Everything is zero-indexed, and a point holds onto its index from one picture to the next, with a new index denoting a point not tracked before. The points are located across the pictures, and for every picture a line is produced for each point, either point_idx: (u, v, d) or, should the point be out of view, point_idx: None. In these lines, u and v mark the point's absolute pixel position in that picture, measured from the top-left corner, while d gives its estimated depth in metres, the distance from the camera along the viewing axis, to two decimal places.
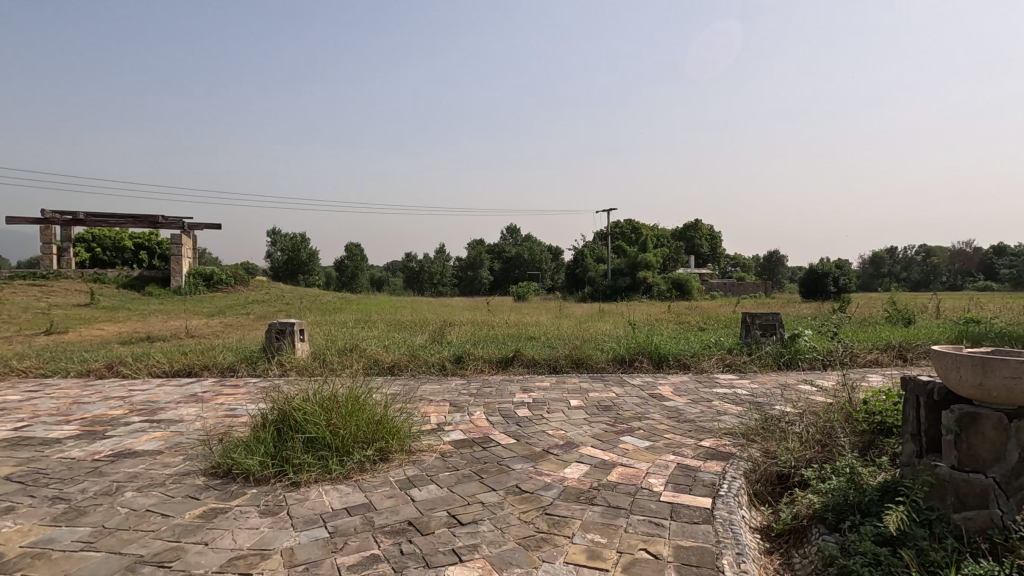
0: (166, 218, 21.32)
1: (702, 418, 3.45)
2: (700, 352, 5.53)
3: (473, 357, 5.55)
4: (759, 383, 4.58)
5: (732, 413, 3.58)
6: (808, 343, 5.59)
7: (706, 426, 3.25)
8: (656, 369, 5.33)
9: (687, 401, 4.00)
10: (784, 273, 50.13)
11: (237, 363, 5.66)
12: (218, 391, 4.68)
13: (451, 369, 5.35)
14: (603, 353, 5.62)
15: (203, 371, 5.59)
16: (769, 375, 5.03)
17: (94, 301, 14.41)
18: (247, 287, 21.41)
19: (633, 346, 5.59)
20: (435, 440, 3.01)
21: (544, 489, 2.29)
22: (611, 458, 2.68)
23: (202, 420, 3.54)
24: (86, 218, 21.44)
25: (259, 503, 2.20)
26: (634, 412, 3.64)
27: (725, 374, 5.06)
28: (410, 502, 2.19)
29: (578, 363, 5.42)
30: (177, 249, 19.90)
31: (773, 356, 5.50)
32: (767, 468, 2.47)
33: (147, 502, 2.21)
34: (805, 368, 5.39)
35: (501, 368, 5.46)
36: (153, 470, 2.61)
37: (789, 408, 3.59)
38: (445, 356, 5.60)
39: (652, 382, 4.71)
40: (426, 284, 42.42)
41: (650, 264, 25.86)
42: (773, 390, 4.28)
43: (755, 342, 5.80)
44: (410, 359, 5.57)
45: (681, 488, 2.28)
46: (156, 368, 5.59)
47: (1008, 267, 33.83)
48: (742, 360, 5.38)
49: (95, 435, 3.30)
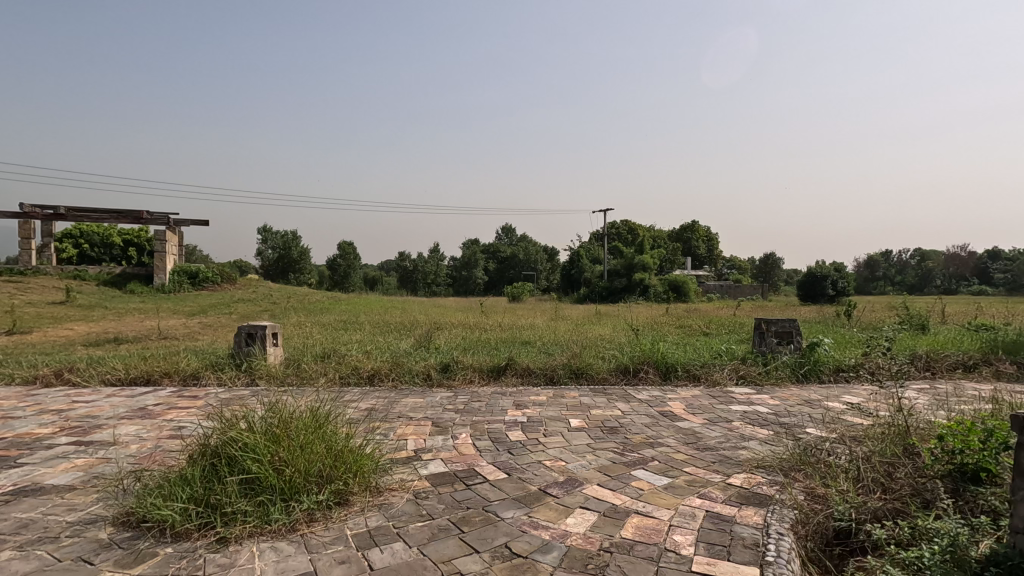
0: (151, 213, 20.65)
1: (726, 446, 2.95)
2: (710, 362, 5.04)
3: (462, 366, 5.05)
4: (781, 400, 4.09)
5: (758, 439, 3.09)
6: (828, 354, 5.11)
7: (731, 457, 2.75)
8: (663, 381, 4.83)
9: (704, 421, 3.51)
10: (780, 275, 49.91)
11: (200, 370, 5.13)
12: (172, 404, 4.14)
13: (437, 379, 4.83)
14: (605, 362, 5.12)
15: (162, 379, 5.04)
16: (789, 389, 4.54)
17: (72, 300, 13.81)
18: (235, 286, 20.83)
19: (638, 354, 5.09)
20: (409, 474, 2.49)
21: (541, 552, 1.78)
22: (623, 502, 2.18)
23: (138, 444, 3.00)
24: (68, 213, 20.73)
25: (168, 571, 1.68)
26: (645, 436, 3.13)
27: (740, 387, 4.58)
28: (367, 571, 1.68)
29: (578, 373, 4.92)
30: (162, 247, 19.25)
31: (790, 367, 5.02)
32: (821, 521, 1.97)
33: (21, 570, 1.69)
34: (827, 380, 4.91)
35: (493, 377, 4.96)
36: (50, 517, 2.08)
37: (824, 434, 3.09)
38: (430, 364, 5.09)
39: (661, 396, 4.21)
40: (419, 283, 41.87)
41: (647, 266, 25.44)
42: (798, 409, 3.79)
43: (770, 352, 5.31)
44: (393, 367, 5.06)
45: (716, 552, 1.78)
46: (110, 376, 5.04)
47: (1003, 273, 33.67)
48: (758, 371, 4.90)
49: (4, 462, 2.76)
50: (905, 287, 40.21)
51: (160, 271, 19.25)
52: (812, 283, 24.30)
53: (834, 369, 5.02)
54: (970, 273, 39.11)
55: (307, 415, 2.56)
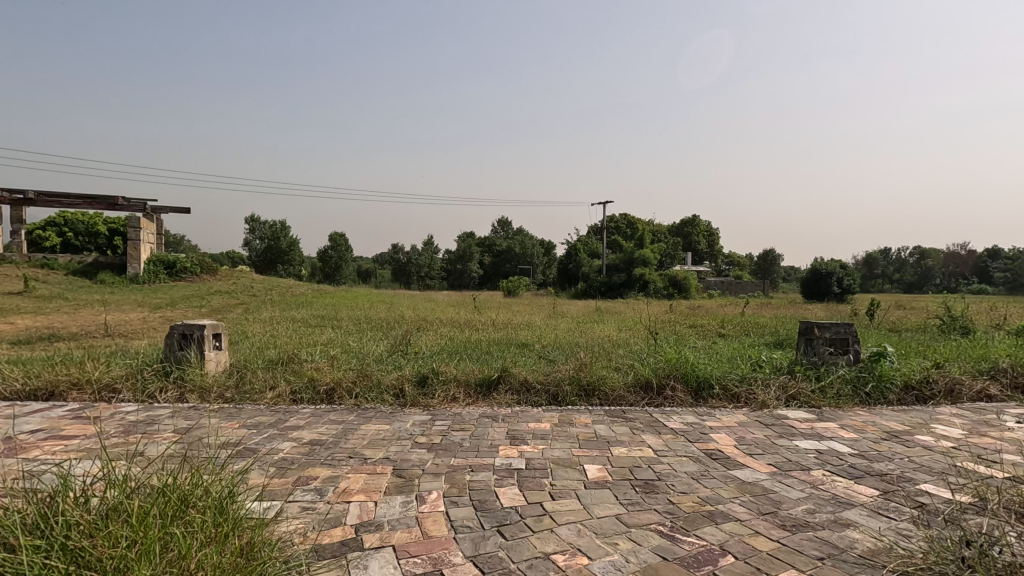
0: (127, 200, 19.49)
1: (823, 521, 1.97)
2: (752, 376, 4.07)
3: (443, 378, 4.06)
4: (856, 432, 3.14)
5: (864, 506, 2.11)
6: (894, 368, 4.17)
7: (844, 548, 1.77)
8: (694, 401, 3.87)
9: (771, 469, 2.53)
10: (779, 272, 49.06)
11: (118, 381, 4.12)
12: (58, 429, 3.15)
13: (412, 396, 3.84)
14: (620, 375, 4.15)
15: (68, 392, 4.04)
16: (857, 414, 3.59)
17: (30, 289, 12.68)
18: (216, 277, 19.72)
19: (661, 365, 4.12)
20: None
21: None
22: None
23: None
24: (37, 198, 19.51)
25: None
26: (697, 499, 2.15)
27: (796, 412, 3.61)
28: None
29: (588, 391, 3.93)
30: (136, 234, 18.10)
31: (850, 385, 4.07)
32: None
33: None
34: (896, 401, 3.98)
35: (480, 392, 3.98)
36: None
37: (962, 502, 2.11)
38: (405, 376, 4.10)
39: (700, 425, 3.24)
40: (413, 277, 40.54)
41: (647, 261, 24.20)
42: (890, 450, 2.83)
43: (822, 362, 4.32)
44: (358, 379, 4.06)
45: None
46: (4, 388, 4.03)
47: (1003, 269, 32.80)
48: (814, 391, 3.93)
49: None
50: (904, 285, 39.63)
51: (134, 259, 18.05)
52: (816, 282, 23.50)
53: (902, 386, 4.09)
54: (969, 273, 38.59)
55: (174, 484, 1.62)
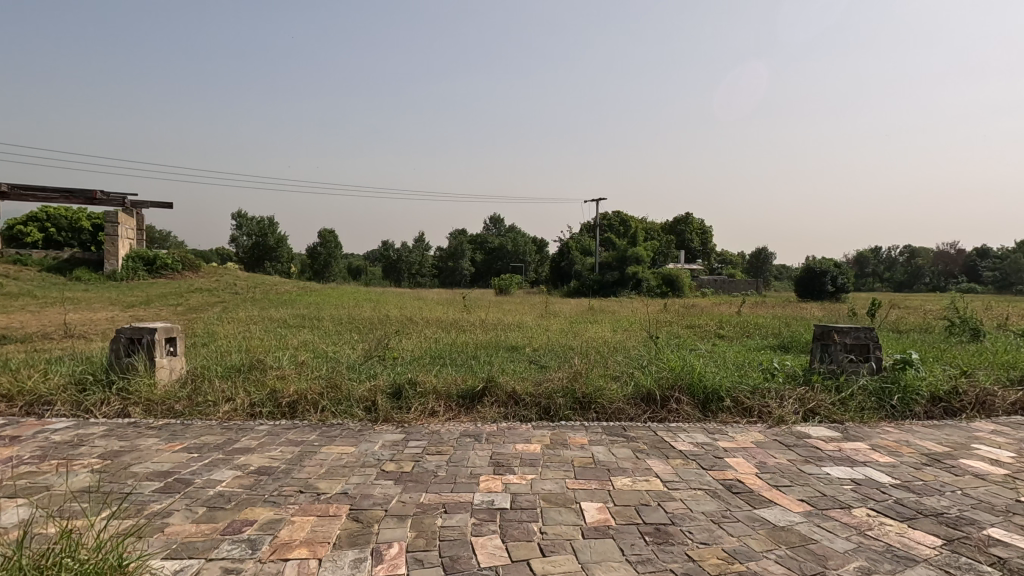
0: (106, 194, 18.82)
1: None
2: (766, 387, 3.65)
3: (420, 388, 3.61)
4: (892, 455, 2.73)
5: (929, 564, 1.70)
6: (919, 377, 3.78)
7: None
8: (702, 416, 3.45)
9: (805, 507, 2.10)
10: (771, 271, 48.94)
11: (53, 392, 3.64)
12: None
13: (384, 410, 3.39)
14: (619, 385, 3.72)
15: None
16: (886, 432, 3.19)
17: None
18: (197, 274, 19.09)
19: (665, 375, 3.70)
20: None
21: None
22: None
23: None
24: (11, 191, 18.76)
25: None
26: (724, 555, 1.72)
27: (817, 429, 3.21)
28: None
29: (584, 405, 3.50)
30: (114, 230, 17.44)
31: (874, 397, 3.66)
32: None
33: None
34: (924, 415, 3.59)
35: (460, 404, 3.54)
36: None
37: None
38: (378, 386, 3.64)
39: (712, 447, 2.82)
40: (403, 274, 39.84)
41: (640, 259, 23.84)
42: (937, 479, 2.42)
43: (840, 370, 3.90)
44: (326, 390, 3.61)
45: None
46: None
47: (992, 269, 32.79)
48: (836, 404, 3.52)
49: None
50: (892, 284, 39.77)
51: (112, 256, 17.38)
52: (809, 281, 23.24)
53: (929, 397, 3.70)
54: (959, 272, 38.65)
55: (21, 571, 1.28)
